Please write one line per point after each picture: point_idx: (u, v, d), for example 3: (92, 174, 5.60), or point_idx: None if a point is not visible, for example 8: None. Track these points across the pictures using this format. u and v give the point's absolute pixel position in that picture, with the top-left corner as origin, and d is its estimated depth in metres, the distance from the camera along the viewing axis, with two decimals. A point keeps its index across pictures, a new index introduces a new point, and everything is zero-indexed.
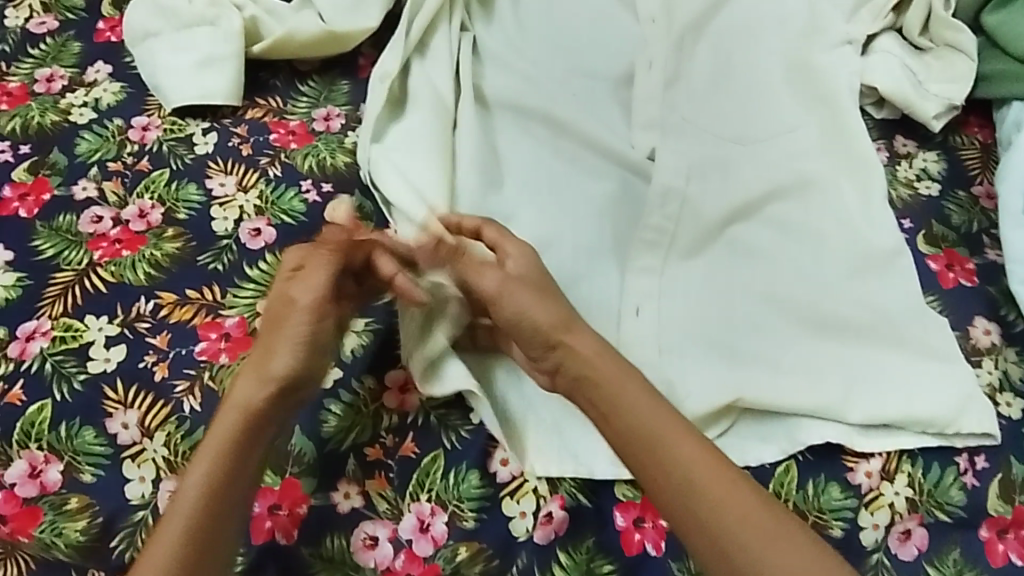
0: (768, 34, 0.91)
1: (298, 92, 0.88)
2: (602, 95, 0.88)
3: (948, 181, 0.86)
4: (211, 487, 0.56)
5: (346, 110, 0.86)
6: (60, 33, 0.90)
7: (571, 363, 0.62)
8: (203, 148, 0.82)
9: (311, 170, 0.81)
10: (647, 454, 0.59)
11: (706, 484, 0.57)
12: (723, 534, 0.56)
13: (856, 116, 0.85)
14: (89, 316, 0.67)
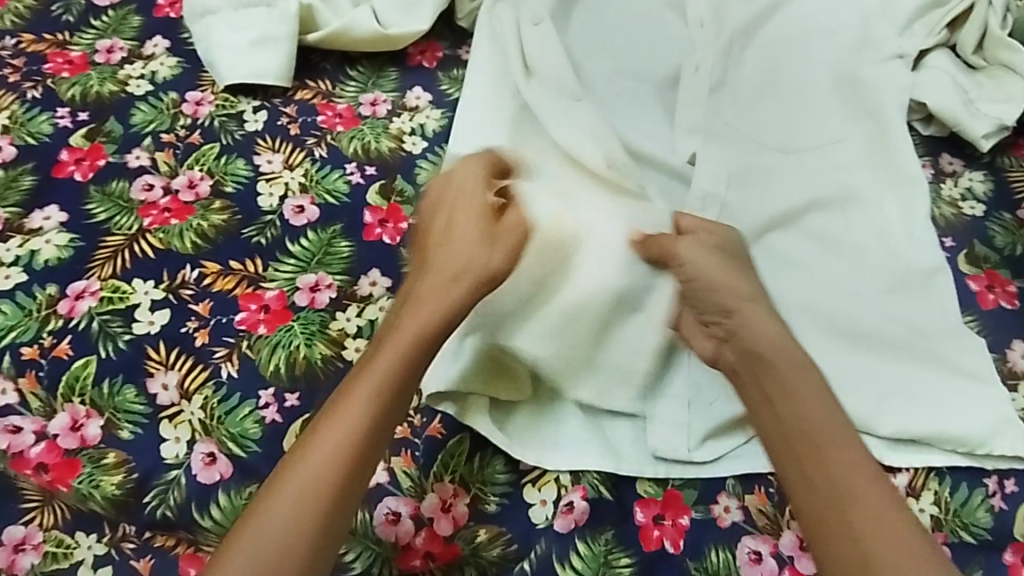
0: (818, 45, 0.91)
1: (346, 76, 0.90)
2: (646, 97, 0.89)
3: (995, 203, 0.85)
4: (322, 465, 0.56)
5: (392, 97, 0.89)
6: (122, 7, 0.93)
7: (744, 334, 0.62)
8: (252, 125, 0.84)
9: (356, 153, 0.83)
10: (811, 460, 0.57)
11: (863, 491, 0.56)
12: (860, 538, 0.54)
13: (903, 131, 0.84)
14: (136, 279, 0.69)
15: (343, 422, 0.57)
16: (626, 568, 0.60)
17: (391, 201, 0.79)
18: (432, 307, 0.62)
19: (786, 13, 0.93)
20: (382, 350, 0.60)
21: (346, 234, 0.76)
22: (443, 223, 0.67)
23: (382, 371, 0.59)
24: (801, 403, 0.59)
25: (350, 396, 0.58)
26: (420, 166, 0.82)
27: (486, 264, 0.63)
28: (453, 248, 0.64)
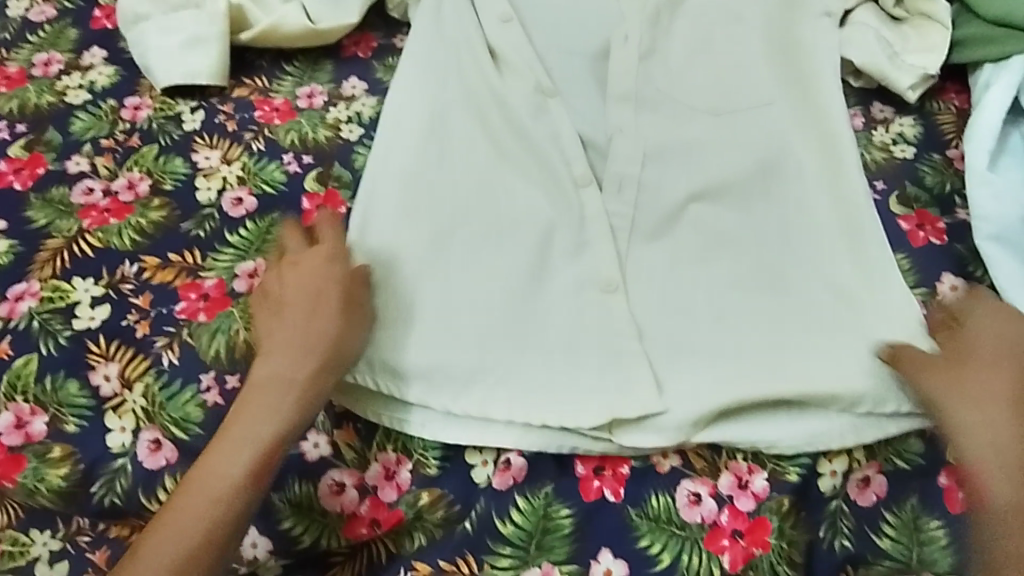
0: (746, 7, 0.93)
1: (283, 72, 0.92)
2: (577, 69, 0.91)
3: (924, 145, 0.88)
4: (181, 529, 0.56)
5: (328, 88, 0.91)
6: (58, 21, 0.95)
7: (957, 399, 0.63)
8: (190, 125, 0.85)
9: (292, 144, 0.85)
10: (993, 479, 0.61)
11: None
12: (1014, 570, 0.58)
13: (829, 82, 0.86)
14: (76, 278, 0.71)
15: (205, 484, 0.58)
16: (567, 518, 0.63)
17: (329, 186, 0.81)
18: (290, 381, 0.62)
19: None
20: (242, 414, 0.61)
21: (284, 222, 0.77)
22: (281, 291, 0.67)
23: (247, 435, 0.60)
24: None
25: (213, 458, 0.59)
26: (356, 151, 0.85)
27: (336, 332, 0.64)
28: (299, 321, 0.65)
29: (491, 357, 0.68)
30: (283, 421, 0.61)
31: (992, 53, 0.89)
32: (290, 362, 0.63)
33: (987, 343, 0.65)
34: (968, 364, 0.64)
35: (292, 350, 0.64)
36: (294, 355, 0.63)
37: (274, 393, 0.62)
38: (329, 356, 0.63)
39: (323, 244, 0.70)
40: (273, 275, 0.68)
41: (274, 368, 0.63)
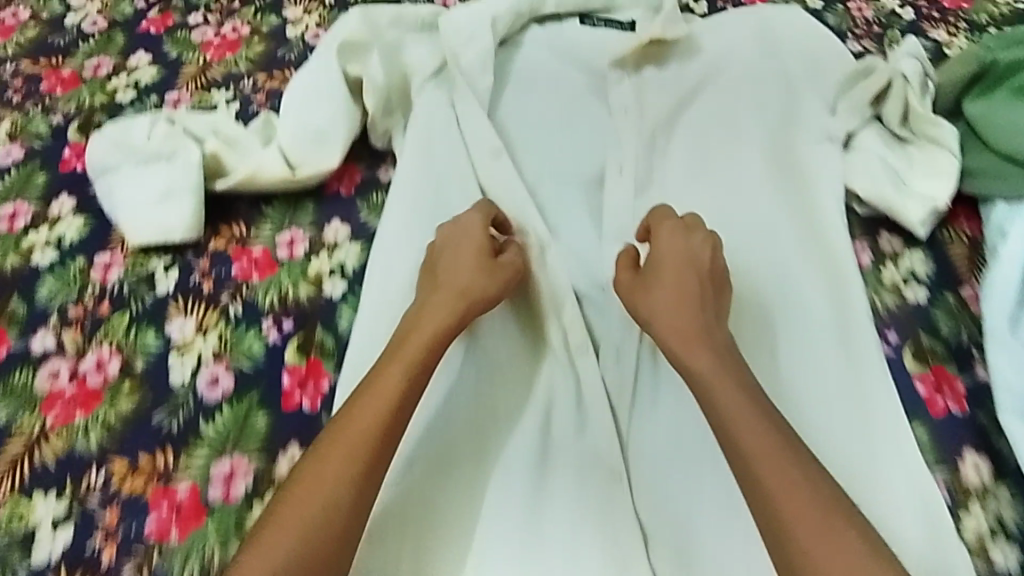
0: (744, 131, 0.93)
1: (262, 215, 0.88)
2: (571, 199, 0.90)
3: (936, 283, 0.83)
4: (344, 469, 0.61)
5: (310, 233, 0.87)
6: (27, 163, 0.92)
7: (661, 298, 0.72)
8: (164, 286, 0.81)
9: (272, 305, 0.81)
10: (698, 359, 0.68)
11: (749, 414, 0.64)
12: (753, 458, 0.62)
13: (837, 216, 0.86)
14: (38, 491, 0.67)
15: (362, 418, 0.64)
16: None
17: (311, 356, 0.77)
18: (420, 327, 0.70)
19: (721, 98, 0.98)
20: (390, 364, 0.67)
21: (263, 403, 0.73)
22: (443, 256, 0.76)
23: (395, 383, 0.66)
24: (691, 356, 0.68)
25: (367, 398, 0.65)
26: (340, 310, 0.81)
27: (467, 283, 0.73)
28: (440, 279, 0.74)
29: (486, 500, 0.69)
30: (405, 372, 0.66)
31: (1003, 189, 0.85)
32: (410, 333, 0.70)
33: (669, 256, 0.75)
34: (648, 284, 0.74)
35: (432, 304, 0.72)
36: (434, 306, 0.72)
37: (405, 347, 0.68)
38: (456, 299, 0.72)
39: (476, 220, 0.78)
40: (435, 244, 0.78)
41: (420, 313, 0.72)
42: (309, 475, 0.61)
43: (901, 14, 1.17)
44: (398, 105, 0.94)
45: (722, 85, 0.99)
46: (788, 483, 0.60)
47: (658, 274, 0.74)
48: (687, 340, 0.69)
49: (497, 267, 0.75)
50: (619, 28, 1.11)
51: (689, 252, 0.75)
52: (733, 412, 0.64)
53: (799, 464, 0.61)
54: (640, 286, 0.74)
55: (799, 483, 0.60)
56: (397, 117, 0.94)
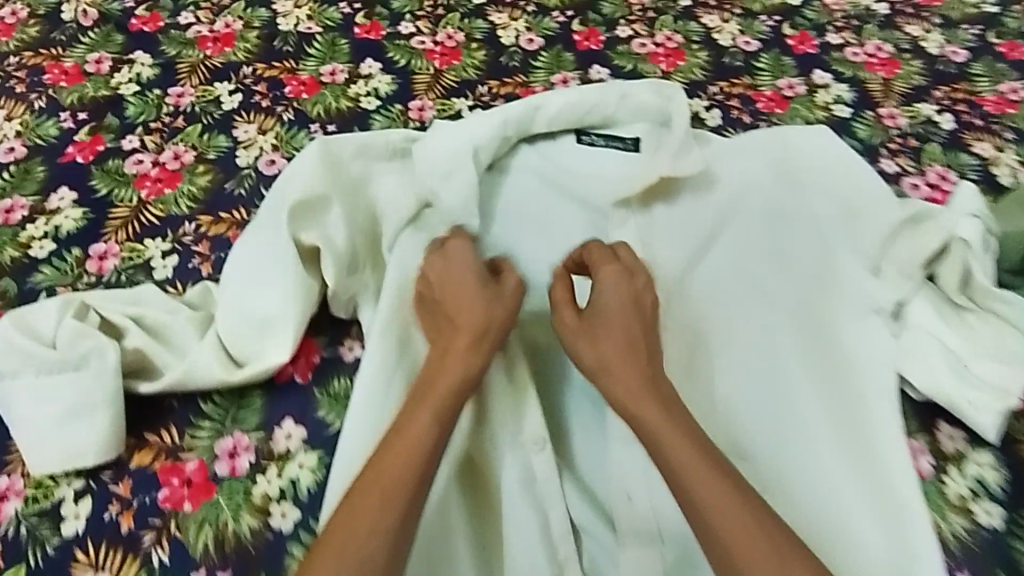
0: (772, 298, 0.82)
1: (199, 414, 0.73)
2: (571, 383, 0.77)
3: (1012, 499, 0.71)
4: (386, 500, 0.61)
5: (256, 439, 0.72)
6: None
7: (601, 336, 0.72)
8: (71, 524, 0.67)
9: (206, 548, 0.66)
10: (647, 398, 0.68)
11: (680, 449, 0.64)
12: (690, 491, 0.62)
13: (890, 415, 0.74)
14: None
15: (402, 454, 0.63)
16: None
17: None
18: (447, 354, 0.70)
19: (743, 248, 0.85)
20: (427, 399, 0.67)
21: None
22: (460, 292, 0.73)
23: (430, 419, 0.65)
24: (645, 404, 0.67)
25: (407, 431, 0.64)
26: (292, 551, 0.67)
27: (486, 321, 0.72)
28: (469, 308, 0.72)
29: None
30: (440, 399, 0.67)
31: None
32: (439, 366, 0.69)
33: (610, 297, 0.74)
34: (593, 326, 0.73)
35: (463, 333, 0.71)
36: (465, 342, 0.70)
37: (440, 373, 0.69)
38: (474, 331, 0.71)
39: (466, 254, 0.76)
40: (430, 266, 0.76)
41: (449, 338, 0.71)
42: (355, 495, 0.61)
43: (938, 122, 1.03)
44: (369, 266, 0.80)
45: (742, 230, 0.85)
46: (723, 508, 0.60)
47: (597, 310, 0.74)
48: (627, 386, 0.69)
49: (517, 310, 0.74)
50: (620, 147, 0.94)
51: (631, 287, 0.75)
52: (676, 449, 0.64)
53: (744, 499, 0.61)
54: (583, 331, 0.73)
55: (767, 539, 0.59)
56: (363, 279, 0.79)
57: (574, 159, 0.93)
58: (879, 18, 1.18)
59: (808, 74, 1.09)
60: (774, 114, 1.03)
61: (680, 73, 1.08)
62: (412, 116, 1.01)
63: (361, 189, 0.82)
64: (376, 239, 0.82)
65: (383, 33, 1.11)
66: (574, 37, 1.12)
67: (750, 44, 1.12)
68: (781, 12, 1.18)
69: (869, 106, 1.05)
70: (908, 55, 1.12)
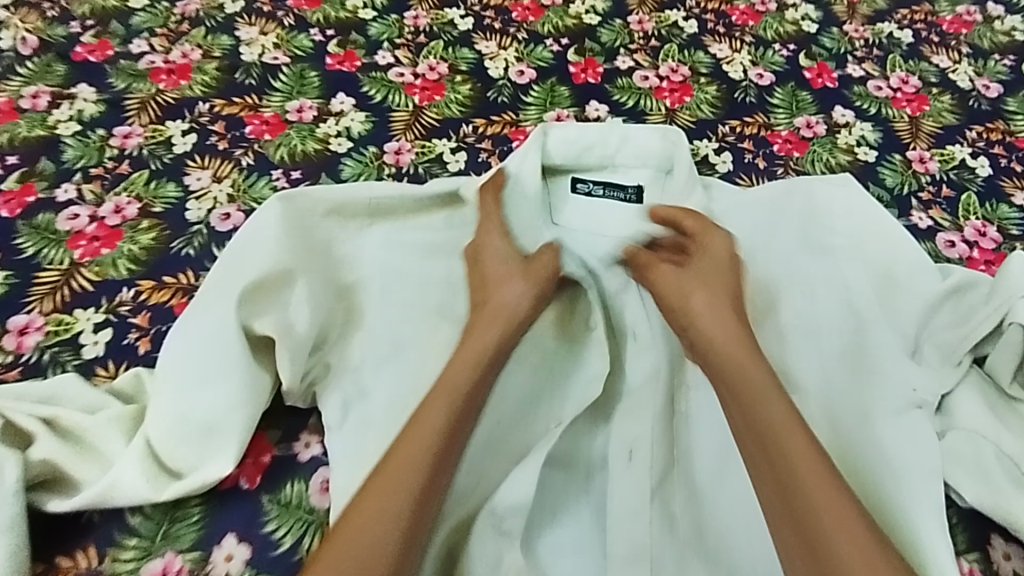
0: (802, 389, 0.71)
1: (125, 530, 0.62)
2: (562, 489, 0.68)
3: None
4: (425, 459, 0.58)
5: (192, 561, 0.61)
6: None
7: (689, 296, 0.70)
8: None
9: None
10: (734, 356, 0.64)
11: (781, 412, 0.60)
12: (788, 454, 0.58)
13: (940, 532, 0.63)
14: None
15: (430, 429, 0.60)
16: None
17: None
18: (501, 311, 0.69)
19: (765, 326, 0.74)
20: (460, 362, 0.65)
21: None
22: (484, 262, 0.74)
23: (464, 384, 0.63)
24: (751, 373, 0.63)
25: (436, 403, 0.62)
26: None
27: (520, 290, 0.71)
28: (505, 278, 0.72)
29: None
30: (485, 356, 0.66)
31: None
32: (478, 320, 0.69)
33: (708, 267, 0.72)
34: (686, 289, 0.70)
35: (496, 296, 0.71)
36: (499, 306, 0.70)
37: (490, 324, 0.68)
38: (527, 296, 0.71)
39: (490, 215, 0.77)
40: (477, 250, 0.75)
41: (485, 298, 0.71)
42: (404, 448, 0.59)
43: (973, 167, 0.93)
44: (326, 347, 0.71)
45: (765, 306, 0.75)
46: (810, 478, 0.57)
47: (689, 274, 0.72)
48: (718, 339, 0.66)
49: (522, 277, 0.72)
50: (620, 196, 0.84)
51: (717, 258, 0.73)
52: (771, 409, 0.61)
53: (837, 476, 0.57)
54: (675, 292, 0.71)
55: (836, 493, 0.56)
56: (323, 361, 0.70)
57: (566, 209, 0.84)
58: (904, 46, 1.07)
59: (828, 111, 0.98)
60: (793, 158, 0.93)
61: (686, 111, 0.97)
62: (388, 160, 0.91)
63: (334, 256, 0.74)
64: (346, 314, 0.72)
65: (358, 64, 1.00)
66: (569, 68, 1.01)
67: (764, 77, 1.02)
68: (797, 40, 1.07)
69: (898, 148, 0.94)
70: (937, 89, 1.02)
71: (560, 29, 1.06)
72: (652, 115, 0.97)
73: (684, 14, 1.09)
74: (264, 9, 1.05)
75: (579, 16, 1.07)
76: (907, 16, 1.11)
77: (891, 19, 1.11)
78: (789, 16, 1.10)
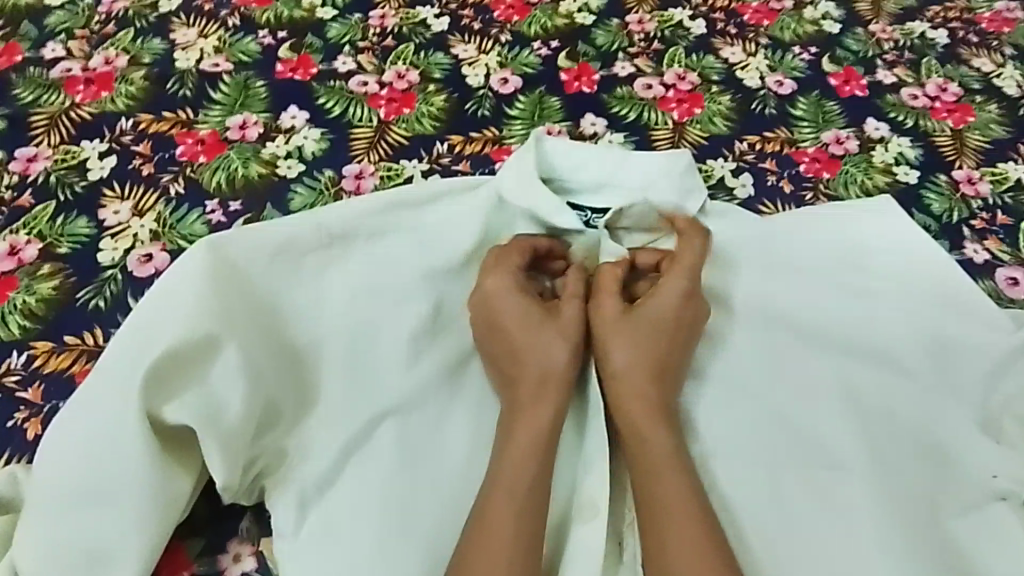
0: (855, 475, 0.58)
1: None
2: None
3: None
4: (512, 536, 0.51)
5: None
6: None
7: (620, 339, 0.60)
8: None
9: None
10: (646, 421, 0.56)
11: (672, 489, 0.53)
12: (672, 537, 0.51)
13: None
14: None
15: (498, 543, 0.50)
16: None
17: None
18: (550, 358, 0.59)
19: (805, 392, 0.61)
20: (516, 429, 0.56)
21: None
22: (506, 310, 0.60)
23: (522, 455, 0.54)
24: (649, 442, 0.56)
25: (495, 507, 0.52)
26: None
27: (574, 325, 0.60)
28: (538, 331, 0.60)
29: None
30: (551, 412, 0.56)
31: None
32: (516, 360, 0.59)
33: (663, 294, 0.61)
34: (630, 319, 0.60)
35: (535, 359, 0.59)
36: (540, 370, 0.58)
37: (540, 365, 0.58)
38: (575, 338, 0.60)
39: (513, 256, 0.64)
40: (484, 297, 0.61)
41: (517, 362, 0.59)
42: (494, 520, 0.51)
43: None
44: (275, 429, 0.56)
45: (798, 369, 0.62)
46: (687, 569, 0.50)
47: (645, 303, 0.61)
48: (638, 393, 0.57)
49: (560, 314, 0.61)
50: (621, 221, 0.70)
51: (689, 265, 0.62)
52: (676, 486, 0.53)
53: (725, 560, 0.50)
54: (611, 329, 0.60)
55: (697, 541, 0.51)
56: (274, 445, 0.56)
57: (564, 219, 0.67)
58: (938, 48, 0.94)
59: (859, 123, 0.85)
60: (822, 180, 0.80)
61: (696, 125, 0.84)
62: (347, 186, 0.76)
63: (271, 309, 0.59)
64: (298, 383, 0.57)
65: (313, 71, 0.85)
66: (560, 76, 0.87)
67: (783, 85, 0.88)
68: (817, 41, 0.94)
69: (942, 167, 0.81)
70: (980, 97, 0.89)
71: (549, 30, 0.92)
72: (657, 129, 0.83)
73: (688, 12, 0.96)
74: (204, 7, 0.90)
75: (570, 15, 0.94)
76: (940, 14, 0.98)
77: (922, 17, 0.98)
78: (808, 14, 0.97)
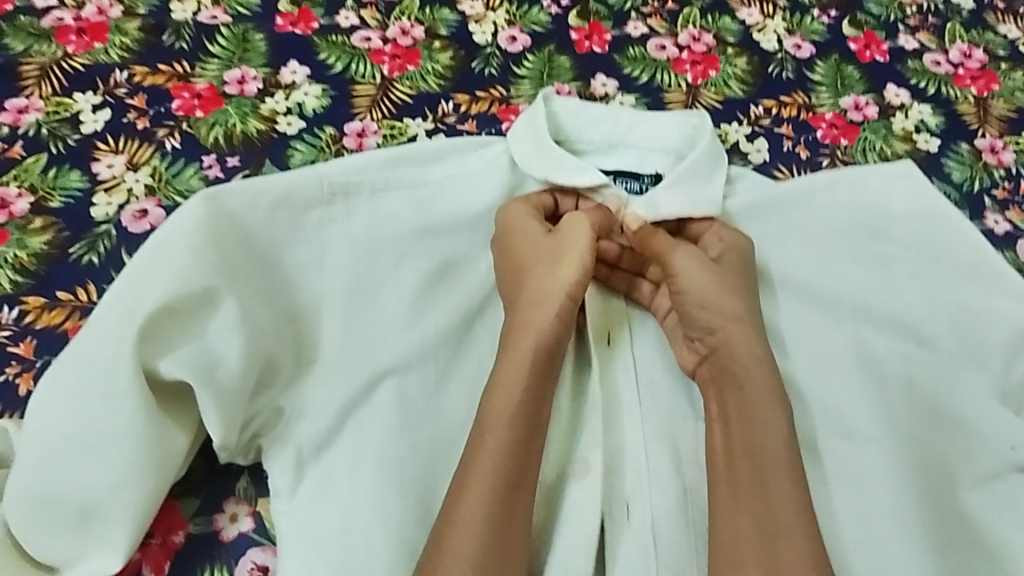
0: (870, 444, 0.56)
1: None
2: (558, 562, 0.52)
3: None
4: (489, 464, 0.50)
5: None
6: None
7: (695, 280, 0.58)
8: None
9: None
10: (734, 363, 0.55)
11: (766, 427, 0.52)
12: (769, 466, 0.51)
13: None
14: None
15: (489, 488, 0.49)
16: None
17: None
18: (550, 285, 0.57)
19: (817, 360, 0.59)
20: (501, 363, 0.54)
21: None
22: (516, 239, 0.60)
23: (514, 392, 0.53)
24: (750, 376, 0.54)
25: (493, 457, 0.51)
26: None
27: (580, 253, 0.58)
28: (545, 257, 0.58)
29: None
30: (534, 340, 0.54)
31: None
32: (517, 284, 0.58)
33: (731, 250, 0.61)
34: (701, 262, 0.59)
35: (535, 277, 0.58)
36: (532, 294, 0.57)
37: (539, 291, 0.57)
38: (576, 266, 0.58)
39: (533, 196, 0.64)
40: (504, 228, 0.61)
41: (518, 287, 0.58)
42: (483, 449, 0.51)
43: None
44: (273, 387, 0.54)
45: (810, 336, 0.60)
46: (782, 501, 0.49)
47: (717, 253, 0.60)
48: (731, 332, 0.56)
49: (564, 243, 0.59)
50: (634, 186, 0.69)
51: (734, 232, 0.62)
52: (776, 423, 0.52)
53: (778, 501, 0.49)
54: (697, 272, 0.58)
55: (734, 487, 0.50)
56: (271, 403, 0.54)
57: (573, 184, 0.64)
58: (964, 12, 0.90)
59: (879, 89, 0.82)
60: (840, 147, 0.77)
61: (711, 88, 0.81)
62: (349, 144, 0.74)
63: (270, 262, 0.57)
64: (295, 339, 0.56)
65: (315, 25, 0.82)
66: (570, 34, 0.84)
67: (801, 48, 0.85)
68: (839, 3, 0.90)
69: (965, 134, 0.79)
70: (1006, 64, 0.86)
71: None
72: (670, 92, 0.81)
73: None
74: None
75: None
76: None
77: None
78: None
